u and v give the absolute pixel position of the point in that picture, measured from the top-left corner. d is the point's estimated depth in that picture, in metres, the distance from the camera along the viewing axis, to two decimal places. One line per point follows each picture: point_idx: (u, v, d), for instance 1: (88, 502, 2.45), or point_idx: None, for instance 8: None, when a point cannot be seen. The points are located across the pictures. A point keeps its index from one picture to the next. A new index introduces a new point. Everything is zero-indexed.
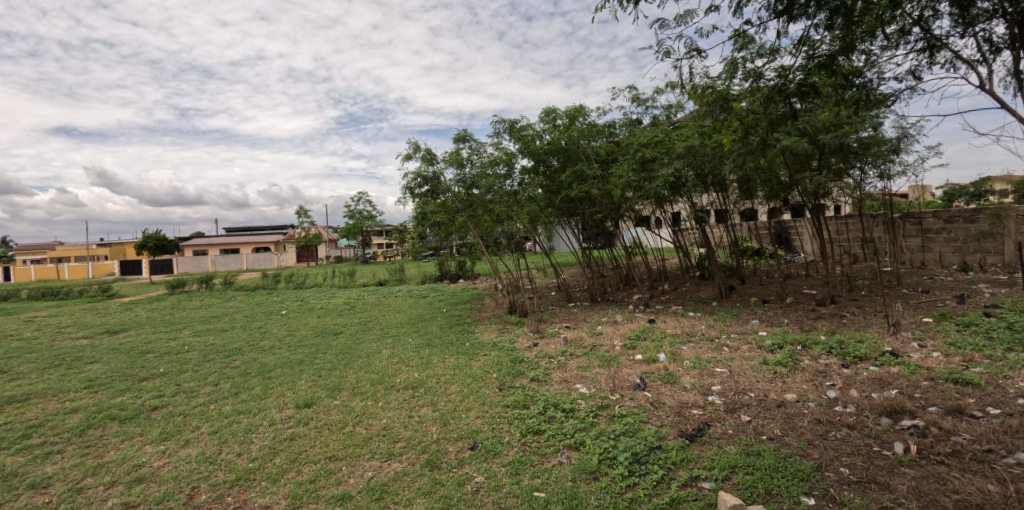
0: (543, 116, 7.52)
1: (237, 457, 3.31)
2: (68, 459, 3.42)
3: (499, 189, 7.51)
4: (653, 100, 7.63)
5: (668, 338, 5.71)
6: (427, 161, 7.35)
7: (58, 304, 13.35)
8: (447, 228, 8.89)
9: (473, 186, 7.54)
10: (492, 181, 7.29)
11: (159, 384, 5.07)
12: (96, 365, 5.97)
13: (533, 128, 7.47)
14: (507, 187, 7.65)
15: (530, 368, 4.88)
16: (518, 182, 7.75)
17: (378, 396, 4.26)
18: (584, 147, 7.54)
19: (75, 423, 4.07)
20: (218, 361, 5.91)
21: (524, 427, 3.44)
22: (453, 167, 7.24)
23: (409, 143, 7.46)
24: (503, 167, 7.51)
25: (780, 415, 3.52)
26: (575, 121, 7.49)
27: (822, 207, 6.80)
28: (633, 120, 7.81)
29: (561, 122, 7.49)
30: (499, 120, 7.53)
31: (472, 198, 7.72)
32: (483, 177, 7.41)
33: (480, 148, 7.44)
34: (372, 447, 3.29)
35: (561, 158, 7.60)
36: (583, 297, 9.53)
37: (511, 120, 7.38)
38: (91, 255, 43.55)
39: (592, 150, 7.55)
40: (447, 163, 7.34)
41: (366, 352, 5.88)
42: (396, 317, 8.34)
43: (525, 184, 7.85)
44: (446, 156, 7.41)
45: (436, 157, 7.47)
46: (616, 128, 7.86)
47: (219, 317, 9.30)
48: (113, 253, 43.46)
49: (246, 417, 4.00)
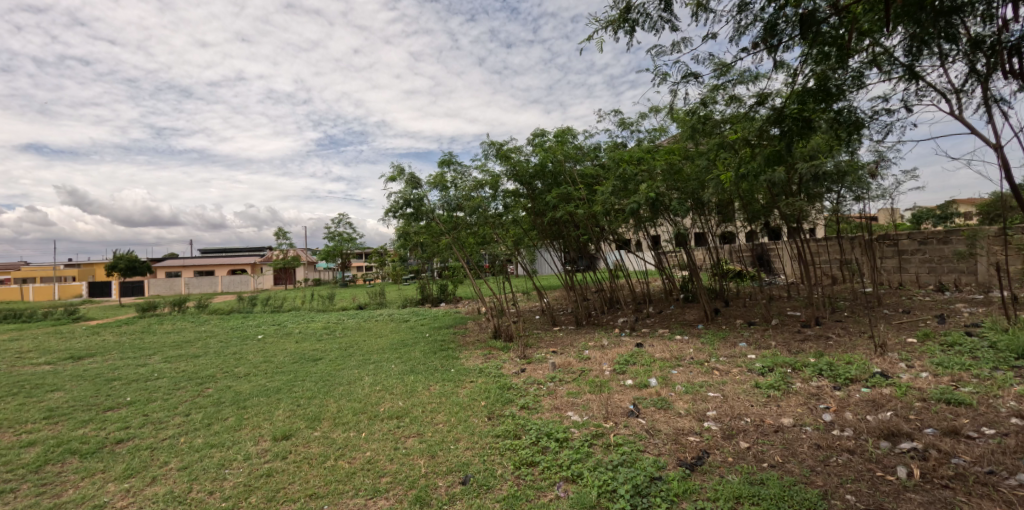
0: (531, 139, 7.47)
1: (208, 496, 3.06)
2: (21, 499, 3.13)
3: (483, 211, 7.37)
4: (638, 124, 7.70)
5: (657, 362, 5.61)
6: (411, 184, 7.18)
7: (18, 327, 12.55)
8: (431, 249, 8.74)
9: (457, 208, 7.31)
10: (478, 202, 7.16)
11: (125, 414, 4.74)
12: (58, 394, 5.57)
13: (518, 152, 7.39)
14: (492, 209, 7.53)
15: (518, 395, 4.73)
16: (503, 205, 7.62)
17: (361, 427, 4.04)
18: (570, 171, 7.56)
19: (30, 458, 3.74)
20: (189, 389, 5.58)
21: (517, 459, 3.28)
22: (437, 189, 7.11)
23: (395, 165, 7.32)
24: (489, 190, 7.45)
25: (779, 440, 3.45)
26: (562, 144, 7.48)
27: (802, 230, 6.93)
28: (619, 143, 7.84)
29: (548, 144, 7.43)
30: (487, 143, 7.49)
31: (456, 221, 7.49)
32: (469, 199, 7.26)
33: (465, 172, 7.35)
34: (357, 483, 3.08)
35: (546, 181, 7.52)
36: (569, 321, 9.37)
37: (498, 143, 7.35)
38: (58, 276, 41.98)
39: (578, 173, 7.58)
40: (432, 186, 7.19)
41: (348, 380, 5.63)
42: (378, 343, 8.06)
43: (509, 207, 7.69)
44: (430, 179, 7.28)
45: (420, 179, 7.32)
46: (602, 152, 7.86)
47: (190, 343, 8.84)
48: (82, 273, 42.33)
49: (218, 451, 3.73)
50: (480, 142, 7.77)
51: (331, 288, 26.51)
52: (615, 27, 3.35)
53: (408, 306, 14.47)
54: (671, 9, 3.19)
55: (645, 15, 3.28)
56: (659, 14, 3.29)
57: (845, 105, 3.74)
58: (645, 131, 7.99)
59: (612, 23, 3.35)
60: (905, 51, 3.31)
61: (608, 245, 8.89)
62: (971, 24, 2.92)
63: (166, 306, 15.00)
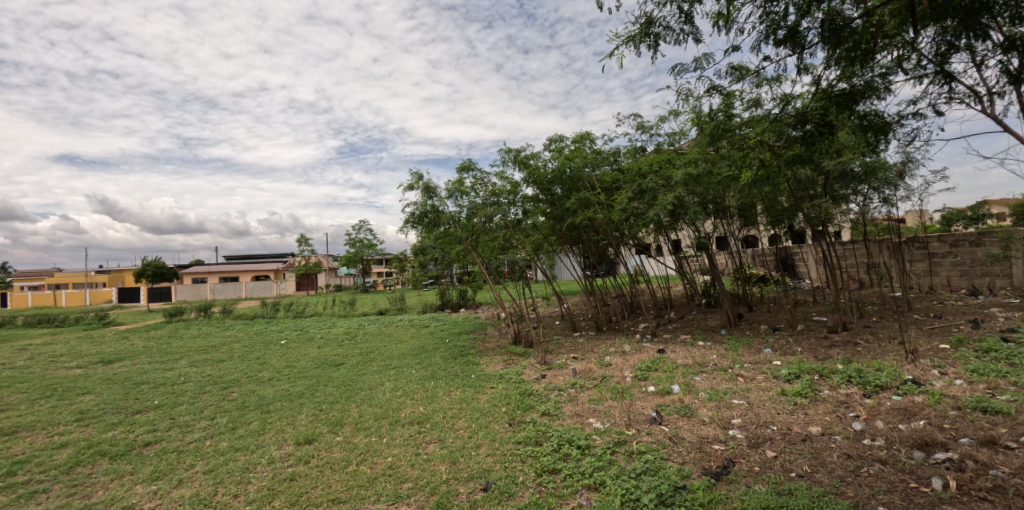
0: (549, 145, 7.43)
1: (233, 499, 3.10)
2: (53, 500, 3.22)
3: (501, 219, 7.24)
4: (657, 127, 7.63)
5: (680, 369, 5.52)
6: (428, 192, 7.21)
7: (53, 332, 13.00)
8: (451, 255, 8.79)
9: (476, 214, 7.30)
10: (498, 208, 7.16)
11: (153, 417, 4.85)
12: (88, 396, 5.74)
13: (536, 158, 7.39)
14: (510, 216, 7.40)
15: (539, 401, 4.70)
16: (522, 211, 7.49)
17: (383, 432, 4.06)
18: (589, 176, 7.51)
19: (63, 460, 3.85)
20: (215, 393, 5.69)
21: (539, 466, 3.25)
22: (455, 196, 7.13)
23: (412, 173, 7.37)
24: (507, 196, 7.44)
25: (807, 449, 3.35)
26: (580, 150, 7.46)
27: (828, 233, 6.77)
28: (638, 147, 7.80)
29: (566, 150, 7.40)
30: (506, 149, 7.50)
31: (474, 228, 7.44)
32: (487, 206, 7.26)
33: (484, 179, 7.37)
34: (378, 488, 3.09)
35: (565, 186, 7.45)
36: (589, 326, 9.30)
37: (517, 149, 7.36)
38: (90, 282, 43.48)
39: (596, 178, 7.53)
40: (450, 193, 7.21)
41: (369, 385, 5.67)
42: (399, 348, 8.11)
43: (528, 213, 7.62)
44: (449, 186, 7.31)
45: (436, 187, 7.33)
46: (621, 156, 7.84)
47: (216, 348, 9.03)
48: (113, 279, 43.92)
49: (243, 455, 3.79)
50: (499, 148, 7.80)
51: (352, 294, 26.86)
52: (636, 41, 3.34)
53: (429, 312, 14.54)
54: (692, 21, 3.18)
55: (665, 29, 3.27)
56: (680, 27, 3.28)
57: (871, 108, 3.64)
58: (664, 133, 7.92)
59: (632, 38, 3.35)
60: (933, 51, 3.22)
61: (627, 250, 8.81)
62: (1004, 22, 2.80)
63: (193, 312, 15.37)
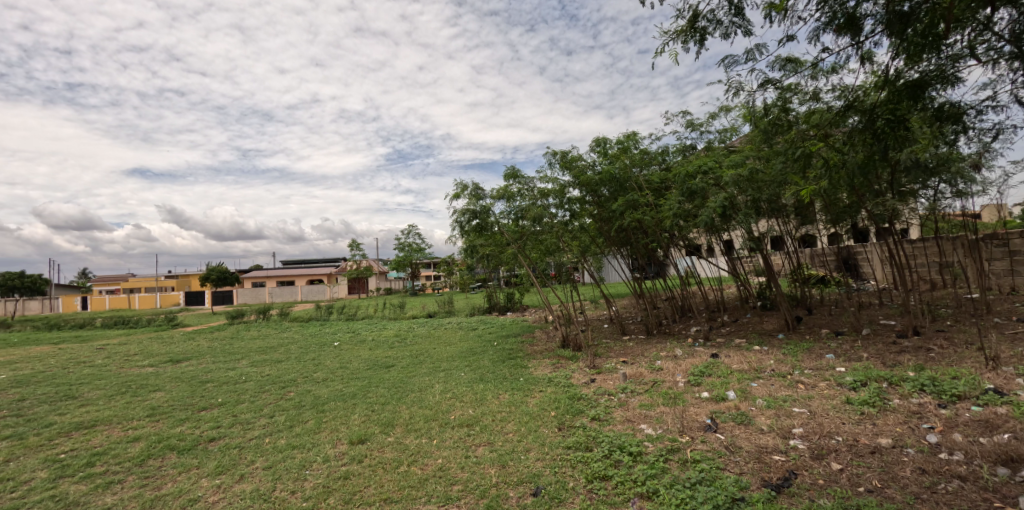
0: (595, 146, 7.36)
1: (291, 495, 3.22)
2: (127, 490, 3.45)
3: (549, 221, 7.23)
4: (707, 125, 7.42)
5: (735, 374, 5.31)
6: (475, 197, 7.30)
7: (128, 333, 14.06)
8: (498, 259, 8.87)
9: (523, 218, 7.31)
10: (544, 211, 7.15)
11: (217, 414, 5.13)
12: (159, 393, 6.14)
13: (582, 159, 7.34)
14: (558, 218, 7.40)
15: (589, 405, 4.64)
16: (569, 213, 7.45)
17: (433, 433, 4.12)
18: (636, 177, 7.38)
19: (136, 452, 4.12)
20: (274, 392, 5.95)
21: (590, 472, 3.20)
22: (502, 200, 7.17)
23: (458, 182, 7.48)
24: (554, 199, 7.42)
25: (876, 463, 3.13)
26: (626, 150, 7.35)
27: (894, 231, 6.36)
28: (687, 145, 7.61)
29: (612, 151, 7.31)
30: (551, 151, 7.50)
31: (522, 231, 7.49)
32: (534, 209, 7.27)
33: (529, 183, 7.38)
34: (429, 490, 3.12)
35: (612, 187, 7.25)
36: (639, 330, 9.11)
37: (562, 151, 7.34)
38: (159, 286, 46.85)
39: (644, 179, 7.38)
40: (497, 198, 7.26)
41: (419, 386, 5.78)
42: (448, 351, 8.22)
43: (575, 215, 7.57)
44: (495, 191, 7.37)
45: (484, 192, 7.41)
46: (669, 155, 7.67)
47: (274, 348, 9.47)
48: (179, 284, 47.22)
49: (300, 452, 3.94)
50: (544, 152, 7.80)
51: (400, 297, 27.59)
52: (684, 37, 3.26)
53: (476, 315, 14.71)
54: (743, 14, 3.07)
55: (715, 22, 3.17)
56: (730, 20, 3.17)
57: (942, 98, 3.38)
58: (714, 131, 7.67)
59: (680, 34, 3.26)
60: (1012, 33, 2.96)
61: (677, 251, 8.59)
62: None
63: (252, 314, 16.25)
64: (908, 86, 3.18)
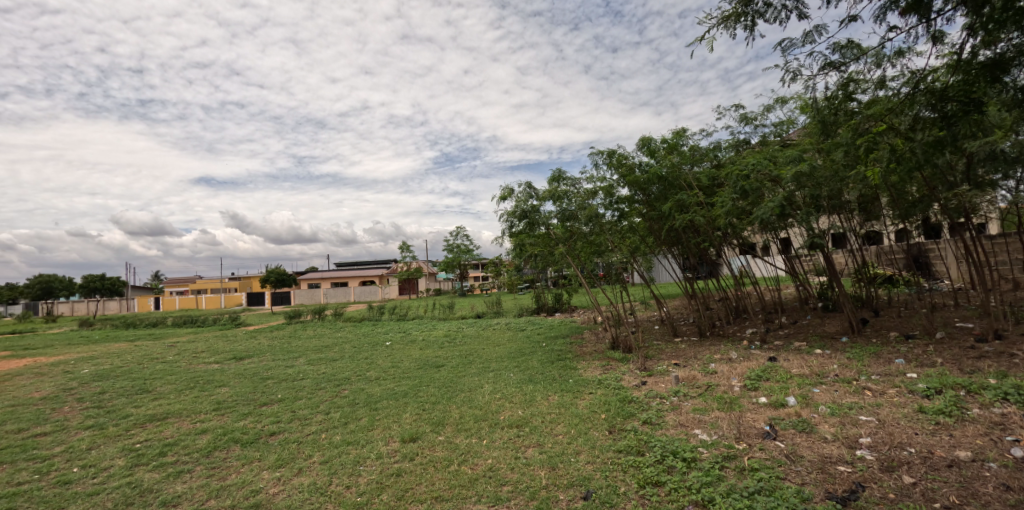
0: (642, 145, 7.22)
1: (346, 490, 3.33)
2: (195, 479, 3.67)
3: (600, 220, 7.18)
4: (762, 118, 7.13)
5: (795, 379, 5.06)
6: (525, 198, 7.30)
7: (196, 331, 15.07)
8: (546, 260, 8.87)
9: (573, 218, 7.25)
10: (594, 212, 7.07)
11: (277, 409, 5.39)
12: (224, 389, 6.52)
13: (630, 158, 7.21)
14: (607, 217, 7.33)
15: (640, 409, 4.54)
16: (618, 213, 7.35)
17: (483, 433, 4.16)
18: (686, 174, 7.18)
19: (203, 444, 4.39)
20: (329, 390, 6.19)
21: (642, 477, 3.13)
22: (551, 201, 7.13)
23: (506, 184, 7.53)
24: (603, 198, 7.34)
25: (954, 477, 2.89)
26: (675, 148, 7.17)
27: (972, 226, 5.86)
28: (740, 140, 7.34)
29: (660, 149, 7.15)
30: (597, 151, 7.41)
31: (573, 231, 7.41)
32: (583, 209, 7.22)
33: (576, 183, 7.33)
34: (479, 490, 3.15)
35: (662, 186, 7.13)
36: (691, 332, 8.84)
37: (609, 150, 7.26)
38: (223, 287, 50.07)
39: (693, 177, 7.18)
40: (546, 198, 7.23)
41: (469, 386, 5.85)
42: (498, 351, 8.28)
43: (624, 215, 7.44)
44: (544, 191, 7.36)
45: (534, 193, 7.41)
46: (722, 151, 7.42)
47: (329, 347, 9.87)
48: (241, 285, 50.29)
49: (354, 448, 4.07)
50: (590, 152, 7.74)
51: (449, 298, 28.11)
52: (734, 23, 3.13)
53: (525, 315, 14.75)
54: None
55: (766, 6, 3.03)
56: (782, 2, 3.03)
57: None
58: (770, 124, 7.36)
59: (729, 20, 3.13)
60: None
61: (731, 250, 8.29)
62: None
63: (309, 314, 17.03)
64: (980, 62, 2.92)
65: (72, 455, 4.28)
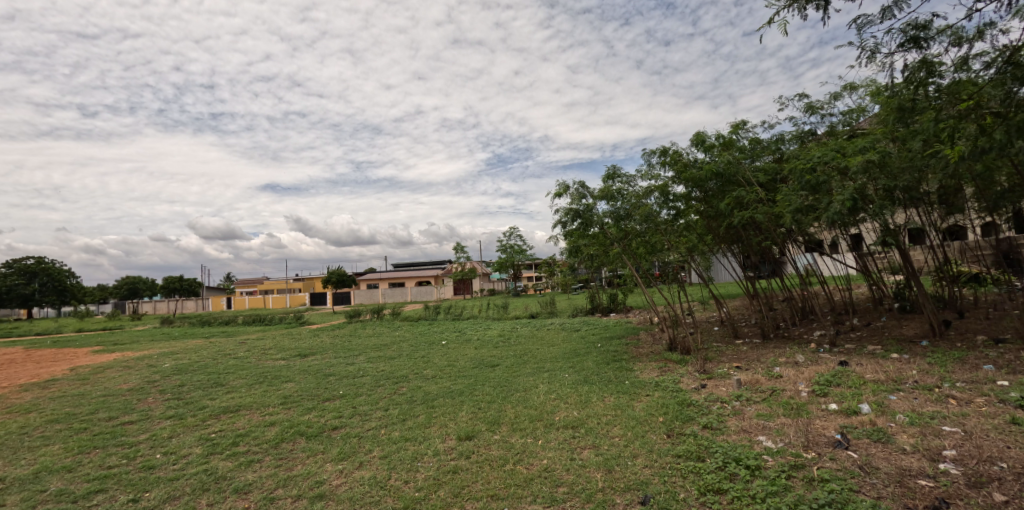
0: (697, 141, 7.00)
1: (405, 485, 3.43)
2: (264, 469, 3.89)
3: (655, 218, 7.01)
4: (828, 107, 6.71)
5: (870, 385, 4.72)
6: (579, 196, 7.25)
7: (265, 329, 16.09)
8: (602, 260, 8.76)
9: (627, 217, 7.11)
10: (648, 210, 6.91)
11: (339, 405, 5.64)
12: (290, 384, 6.90)
13: (685, 154, 7.02)
14: (663, 216, 7.16)
15: (699, 412, 4.40)
16: (674, 211, 7.15)
17: (538, 434, 4.16)
18: (744, 169, 6.88)
19: (271, 436, 4.66)
20: (388, 387, 6.41)
21: (702, 484, 3.02)
22: (605, 200, 7.03)
23: (561, 183, 7.52)
24: (658, 196, 7.17)
25: None
26: (732, 142, 6.89)
27: None
28: (805, 131, 6.95)
29: (717, 145, 6.90)
30: (650, 151, 7.23)
31: (628, 230, 7.26)
32: (637, 207, 7.08)
33: (631, 182, 7.21)
34: (535, 490, 3.15)
35: (720, 182, 6.88)
36: (754, 334, 8.45)
37: (662, 148, 7.09)
38: (289, 288, 53.25)
39: (753, 171, 6.88)
40: (600, 197, 7.13)
41: (524, 386, 5.88)
42: (552, 352, 8.27)
43: (681, 213, 7.23)
44: (598, 190, 7.27)
45: (587, 192, 7.34)
46: (785, 144, 7.06)
47: (388, 346, 10.22)
48: (307, 285, 53.36)
49: (412, 445, 4.19)
50: (642, 151, 7.59)
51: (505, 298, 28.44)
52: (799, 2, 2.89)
53: (579, 316, 14.65)
54: None
55: None
56: None
57: None
58: (838, 113, 6.92)
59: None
60: None
61: (796, 247, 7.86)
62: None
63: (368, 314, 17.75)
64: None
65: (155, 442, 4.66)
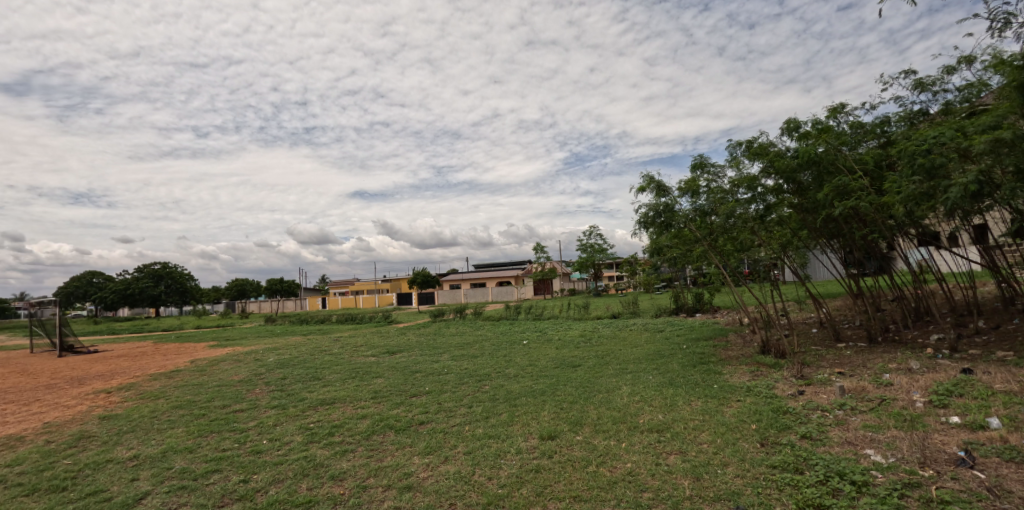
0: (788, 128, 6.50)
1: (488, 481, 3.52)
2: (357, 459, 4.19)
3: (743, 214, 6.66)
4: (943, 82, 5.94)
5: (998, 396, 4.10)
6: (659, 193, 7.03)
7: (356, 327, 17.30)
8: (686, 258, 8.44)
9: (712, 213, 6.81)
10: (733, 206, 6.57)
11: (426, 400, 5.92)
12: (380, 379, 7.36)
13: (776, 145, 6.57)
14: (752, 211, 6.75)
15: (797, 421, 4.08)
16: (764, 205, 6.69)
17: (621, 436, 4.09)
18: (844, 157, 6.27)
19: (363, 428, 5.00)
20: (472, 384, 6.61)
21: (801, 498, 2.80)
22: (689, 195, 6.75)
23: (645, 176, 7.31)
24: (745, 191, 6.76)
25: None
26: (829, 128, 6.32)
27: None
28: (915, 111, 6.20)
29: (810, 132, 6.36)
30: (735, 143, 6.85)
31: (712, 227, 6.95)
32: (722, 203, 6.75)
33: (719, 174, 6.90)
34: (618, 493, 3.11)
35: (814, 172, 6.34)
36: (859, 337, 7.68)
37: (748, 139, 6.67)
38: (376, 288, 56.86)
39: (853, 159, 6.27)
40: (683, 192, 6.88)
41: (606, 387, 5.81)
42: (635, 353, 8.06)
43: (772, 207, 6.74)
44: (681, 185, 6.98)
45: (669, 187, 7.09)
46: (891, 126, 6.35)
47: (471, 344, 10.55)
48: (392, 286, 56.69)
49: (495, 442, 4.29)
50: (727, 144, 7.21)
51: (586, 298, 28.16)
52: None
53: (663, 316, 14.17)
54: None
55: None
56: None
57: None
58: (957, 88, 6.10)
59: None
60: None
61: (907, 241, 7.03)
62: None
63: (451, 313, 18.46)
64: None
65: (262, 429, 5.18)
